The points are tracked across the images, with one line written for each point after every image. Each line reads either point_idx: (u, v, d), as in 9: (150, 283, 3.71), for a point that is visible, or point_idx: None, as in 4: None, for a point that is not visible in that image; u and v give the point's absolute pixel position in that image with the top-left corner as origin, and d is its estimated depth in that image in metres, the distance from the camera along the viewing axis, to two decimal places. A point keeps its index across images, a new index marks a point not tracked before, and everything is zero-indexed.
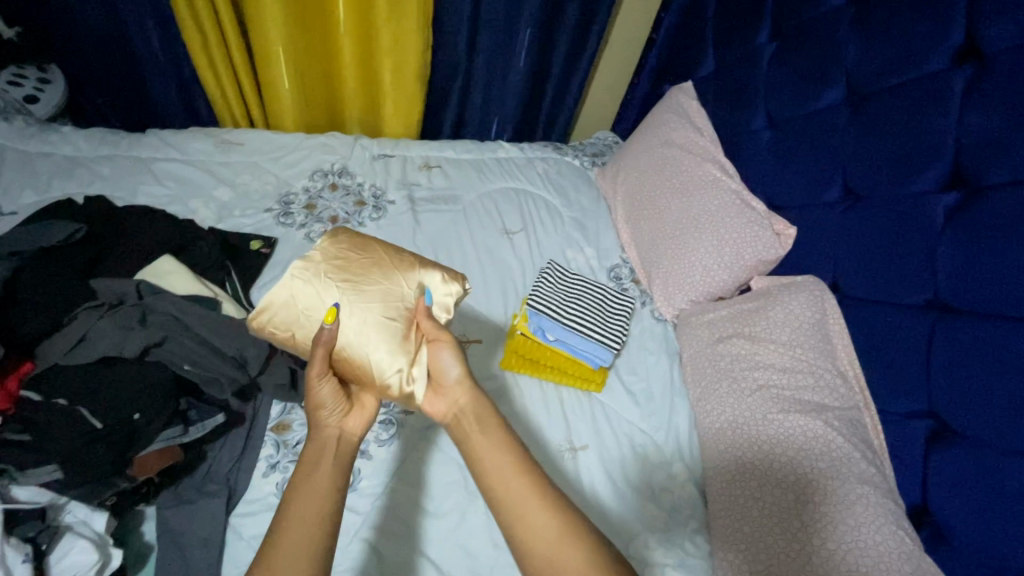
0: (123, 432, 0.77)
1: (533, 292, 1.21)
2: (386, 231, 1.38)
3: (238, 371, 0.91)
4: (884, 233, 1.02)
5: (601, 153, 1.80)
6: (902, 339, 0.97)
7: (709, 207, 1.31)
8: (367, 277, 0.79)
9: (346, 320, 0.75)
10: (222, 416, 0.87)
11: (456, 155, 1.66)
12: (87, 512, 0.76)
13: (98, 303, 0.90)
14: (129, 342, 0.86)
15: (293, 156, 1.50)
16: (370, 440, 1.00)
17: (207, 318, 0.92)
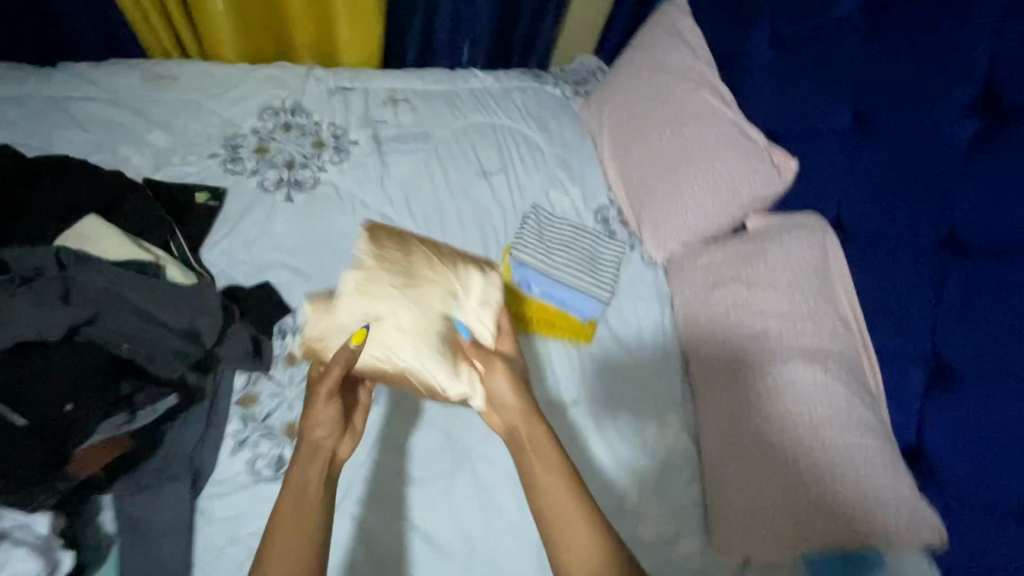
0: (57, 427, 0.72)
1: (518, 240, 1.12)
2: (350, 176, 1.24)
3: (187, 346, 0.85)
4: (899, 164, 0.93)
5: (584, 81, 1.64)
6: (907, 280, 0.92)
7: (704, 140, 1.20)
8: (420, 280, 0.81)
9: (402, 335, 0.77)
10: (173, 398, 0.81)
11: (425, 87, 1.48)
12: (26, 515, 0.70)
13: (11, 278, 0.81)
14: (50, 324, 0.78)
15: (238, 92, 1.31)
16: None
17: (145, 291, 0.85)
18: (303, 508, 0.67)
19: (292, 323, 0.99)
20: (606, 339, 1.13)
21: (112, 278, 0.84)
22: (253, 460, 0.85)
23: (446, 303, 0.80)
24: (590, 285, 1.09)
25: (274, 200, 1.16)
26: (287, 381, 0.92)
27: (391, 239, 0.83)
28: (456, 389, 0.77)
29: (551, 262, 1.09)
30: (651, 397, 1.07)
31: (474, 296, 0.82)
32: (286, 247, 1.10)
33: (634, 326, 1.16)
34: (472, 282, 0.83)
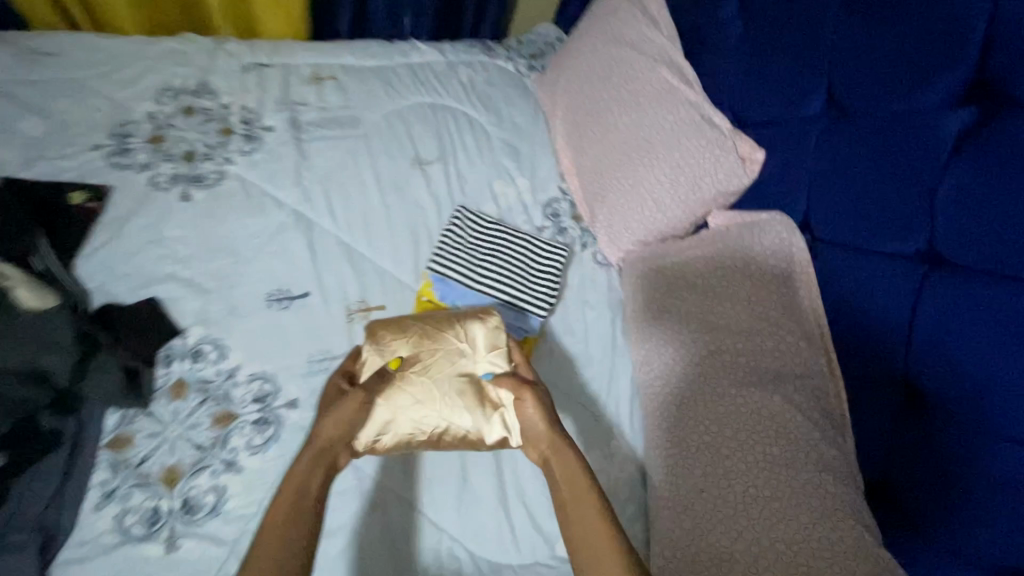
0: None
1: (441, 255, 1.02)
2: (260, 169, 1.08)
3: (33, 390, 0.75)
4: (875, 160, 0.80)
5: (541, 55, 1.47)
6: (884, 295, 0.80)
7: (661, 123, 1.06)
8: (431, 347, 0.88)
9: (430, 398, 0.84)
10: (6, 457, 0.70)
11: (356, 62, 1.31)
12: None
13: None
14: None
15: (131, 70, 1.14)
16: (239, 447, 0.81)
17: None
18: (278, 524, 0.63)
19: (181, 347, 0.87)
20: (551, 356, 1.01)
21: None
22: (120, 514, 0.74)
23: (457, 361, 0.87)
24: (521, 298, 1.00)
25: (167, 199, 1.00)
26: (171, 415, 0.82)
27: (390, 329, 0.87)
28: (493, 431, 0.84)
29: (483, 277, 1.01)
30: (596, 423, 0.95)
31: (479, 346, 0.88)
32: (180, 256, 0.95)
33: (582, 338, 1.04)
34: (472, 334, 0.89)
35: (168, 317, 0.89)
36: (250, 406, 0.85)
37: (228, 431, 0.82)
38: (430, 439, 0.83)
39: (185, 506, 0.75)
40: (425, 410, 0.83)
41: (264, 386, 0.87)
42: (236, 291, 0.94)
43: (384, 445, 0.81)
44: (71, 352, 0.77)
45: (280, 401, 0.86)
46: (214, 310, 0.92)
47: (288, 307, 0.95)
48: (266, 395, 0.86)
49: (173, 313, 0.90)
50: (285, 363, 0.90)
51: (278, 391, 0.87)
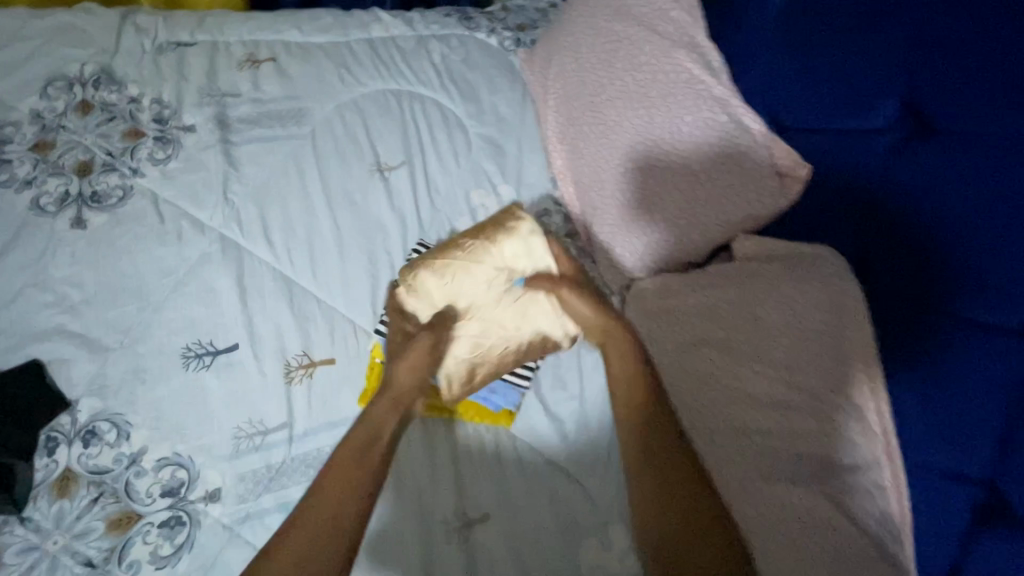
0: None
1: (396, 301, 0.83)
2: (177, 182, 0.87)
3: None
4: (975, 199, 0.61)
5: (530, 25, 1.22)
6: (970, 377, 0.62)
7: (675, 126, 0.85)
8: (463, 267, 0.80)
9: (482, 317, 0.81)
10: None
11: (301, 38, 1.06)
12: None
13: None
14: None
15: (10, 54, 0.91)
16: (141, 558, 0.65)
17: None
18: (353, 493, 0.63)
19: (69, 427, 0.70)
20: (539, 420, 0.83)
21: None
22: None
23: (496, 275, 0.81)
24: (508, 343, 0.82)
25: (56, 226, 0.80)
26: (53, 520, 0.65)
27: (425, 261, 0.80)
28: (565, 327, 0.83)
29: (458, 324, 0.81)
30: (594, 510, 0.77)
31: (517, 253, 0.81)
32: (71, 303, 0.76)
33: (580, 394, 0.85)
34: (501, 249, 0.81)
35: (53, 385, 0.71)
36: (158, 502, 0.68)
37: (127, 539, 0.66)
38: (507, 355, 0.82)
39: None
40: (497, 321, 0.81)
41: (176, 473, 0.70)
42: (143, 346, 0.76)
43: (468, 372, 0.80)
44: None
45: (196, 494, 0.70)
46: (112, 373, 0.73)
47: (209, 365, 0.76)
48: (177, 486, 0.69)
49: (60, 380, 0.72)
50: (203, 442, 0.72)
51: (195, 479, 0.70)
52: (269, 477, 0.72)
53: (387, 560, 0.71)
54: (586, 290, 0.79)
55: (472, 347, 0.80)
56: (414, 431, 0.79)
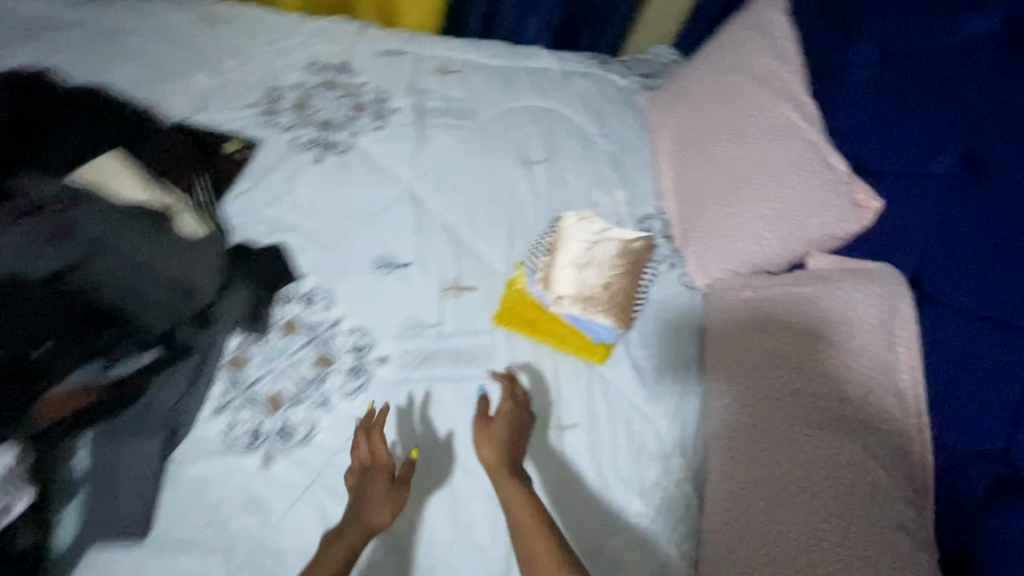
0: (30, 368, 0.73)
1: (538, 246, 1.04)
2: (385, 145, 1.18)
3: (183, 302, 0.84)
4: (1012, 230, 0.78)
5: (654, 74, 1.50)
6: (1001, 366, 0.76)
7: (772, 161, 1.07)
8: (554, 259, 1.00)
9: (587, 282, 0.98)
10: (147, 357, 0.81)
11: (481, 59, 1.39)
12: None
13: (15, 211, 0.83)
14: (43, 262, 0.80)
15: (285, 42, 1.26)
16: (334, 389, 0.89)
17: (152, 237, 0.85)
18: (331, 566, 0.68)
19: (295, 291, 0.97)
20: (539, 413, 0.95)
21: (105, 218, 0.84)
22: (229, 425, 0.83)
23: (586, 265, 0.99)
24: (622, 303, 0.97)
25: (303, 160, 1.11)
26: (280, 348, 0.91)
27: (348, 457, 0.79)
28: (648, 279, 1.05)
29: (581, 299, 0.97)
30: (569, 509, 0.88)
31: (583, 241, 1.01)
32: (306, 212, 1.06)
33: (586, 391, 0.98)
34: (565, 234, 1.03)
35: (291, 262, 0.99)
36: (348, 353, 0.93)
37: (327, 371, 0.90)
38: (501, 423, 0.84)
39: (282, 430, 0.84)
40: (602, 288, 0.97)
41: (363, 337, 0.95)
42: (348, 251, 1.04)
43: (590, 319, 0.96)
44: (213, 266, 0.87)
45: (374, 354, 0.94)
46: (329, 264, 1.01)
47: (392, 273, 1.03)
48: (363, 346, 0.94)
49: (295, 260, 1.00)
50: (383, 323, 0.97)
51: (374, 345, 0.95)
52: (424, 356, 0.96)
53: (398, 542, 0.81)
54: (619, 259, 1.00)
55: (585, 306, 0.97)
56: (549, 378, 0.98)
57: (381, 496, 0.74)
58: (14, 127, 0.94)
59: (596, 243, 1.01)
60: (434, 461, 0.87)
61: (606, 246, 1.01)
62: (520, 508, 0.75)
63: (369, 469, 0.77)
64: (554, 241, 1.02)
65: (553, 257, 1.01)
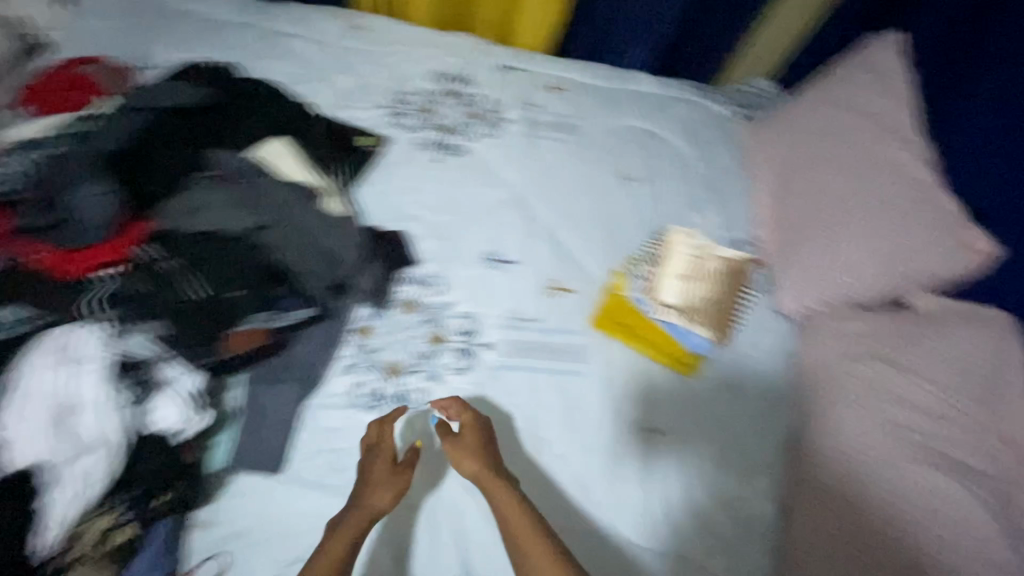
0: (221, 308, 0.84)
1: (641, 257, 1.17)
2: (498, 152, 1.27)
3: (332, 271, 0.94)
4: None
5: (754, 106, 1.54)
6: None
7: (879, 197, 1.07)
8: (659, 269, 1.14)
9: (686, 292, 1.12)
10: (309, 312, 0.91)
11: (589, 80, 1.47)
12: (183, 370, 0.80)
13: (212, 175, 0.96)
14: (235, 220, 0.90)
15: (415, 52, 1.38)
16: (445, 366, 0.98)
17: (317, 213, 0.96)
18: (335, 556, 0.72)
19: (414, 274, 1.07)
20: (534, 449, 0.94)
21: (287, 189, 0.96)
22: (355, 384, 0.93)
23: (688, 277, 1.14)
24: (717, 315, 1.10)
25: (426, 159, 1.22)
26: (399, 324, 1.00)
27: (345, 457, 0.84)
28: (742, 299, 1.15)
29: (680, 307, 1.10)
30: (604, 544, 0.89)
31: (688, 253, 1.17)
32: (426, 206, 1.16)
33: (591, 434, 0.97)
34: (672, 246, 1.17)
35: (411, 249, 1.09)
36: (457, 335, 1.02)
37: (440, 349, 0.99)
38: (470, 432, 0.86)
39: (400, 396, 0.93)
40: (702, 298, 1.12)
41: (470, 323, 1.04)
42: (462, 244, 1.13)
43: (688, 324, 1.08)
44: (354, 244, 0.96)
45: (481, 340, 1.02)
46: (445, 254, 1.11)
47: (500, 268, 1.11)
48: (471, 331, 1.03)
49: (416, 247, 1.10)
50: (490, 314, 1.05)
51: (480, 331, 1.03)
52: (526, 348, 1.03)
53: (463, 534, 0.84)
54: (719, 273, 1.15)
55: (686, 311, 1.09)
56: (640, 384, 1.02)
57: (380, 479, 0.80)
58: (206, 102, 1.08)
59: (699, 258, 1.17)
60: (536, 443, 0.95)
61: (710, 261, 1.17)
62: (508, 508, 0.78)
63: (377, 448, 0.84)
64: (661, 252, 1.17)
65: (659, 264, 1.16)
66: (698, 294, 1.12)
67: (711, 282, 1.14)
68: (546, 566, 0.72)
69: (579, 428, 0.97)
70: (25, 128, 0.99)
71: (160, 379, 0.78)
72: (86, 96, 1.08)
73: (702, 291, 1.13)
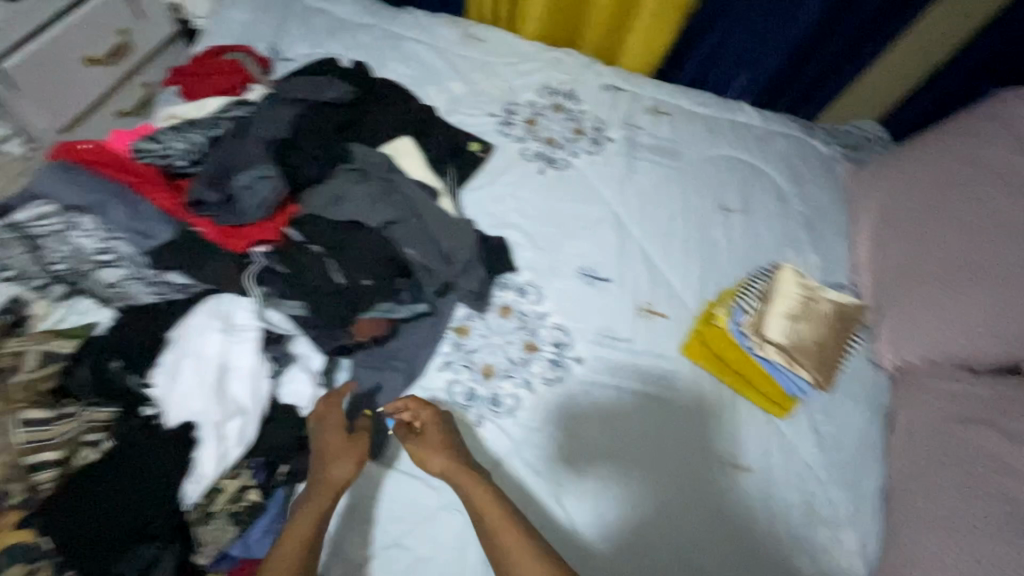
0: (353, 295, 0.90)
1: (749, 289, 1.12)
2: (598, 170, 1.29)
3: (448, 270, 0.98)
4: None
5: (858, 147, 1.50)
6: None
7: (997, 259, 1.03)
8: (766, 306, 1.09)
9: (793, 334, 1.07)
10: (426, 309, 0.95)
11: (691, 106, 1.47)
12: (310, 349, 0.89)
13: (352, 167, 1.03)
14: (374, 214, 0.96)
15: (524, 65, 1.42)
16: (536, 375, 0.99)
17: (439, 215, 1.01)
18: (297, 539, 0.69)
19: (512, 281, 1.09)
20: (536, 487, 0.90)
21: (412, 191, 1.02)
22: (452, 381, 0.96)
23: (796, 318, 1.09)
24: (825, 363, 1.06)
25: (529, 169, 1.25)
26: (494, 328, 1.02)
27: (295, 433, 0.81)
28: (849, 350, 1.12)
29: (787, 350, 1.05)
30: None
31: (800, 293, 1.11)
32: (527, 215, 1.19)
33: (596, 482, 0.92)
34: (780, 283, 1.13)
35: (510, 256, 1.12)
36: (550, 345, 1.03)
37: (532, 357, 1.01)
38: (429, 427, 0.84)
39: (493, 399, 0.96)
40: (811, 342, 1.07)
41: (561, 335, 1.05)
42: (558, 257, 1.14)
43: (794, 368, 1.04)
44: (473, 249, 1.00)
45: (572, 353, 1.03)
46: (542, 265, 1.13)
47: (594, 285, 1.12)
48: (562, 343, 1.04)
49: (515, 255, 1.13)
50: (583, 329, 1.06)
51: (571, 345, 1.04)
52: (616, 367, 1.03)
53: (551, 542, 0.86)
54: (830, 318, 1.10)
55: (793, 354, 1.05)
56: (727, 418, 1.01)
57: (336, 455, 0.77)
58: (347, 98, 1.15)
59: (812, 298, 1.12)
60: (623, 464, 0.94)
61: (823, 304, 1.12)
62: (480, 499, 0.76)
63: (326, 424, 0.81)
64: (768, 288, 1.12)
65: (768, 300, 1.11)
66: (808, 336, 1.07)
67: (823, 327, 1.09)
68: (522, 555, 0.70)
69: (664, 454, 0.96)
70: (188, 108, 1.08)
71: (294, 355, 0.88)
72: (236, 80, 1.17)
73: (813, 336, 1.08)
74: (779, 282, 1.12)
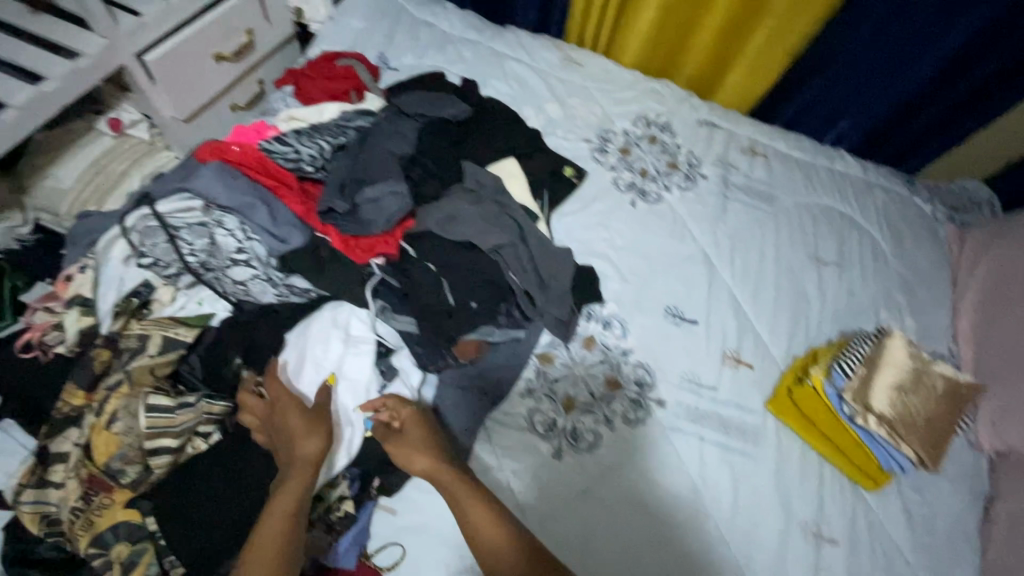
0: (460, 313, 0.95)
1: (851, 349, 1.05)
2: (689, 206, 1.26)
3: (541, 297, 1.00)
4: None
5: (964, 210, 1.43)
6: None
7: None
8: (870, 371, 1.03)
9: (896, 404, 1.00)
10: (522, 334, 0.98)
11: (787, 150, 1.43)
12: (413, 366, 0.91)
13: (465, 186, 1.10)
14: (487, 236, 1.02)
15: (622, 93, 1.41)
16: (619, 413, 0.97)
17: (541, 242, 1.06)
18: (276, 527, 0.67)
19: (598, 313, 1.07)
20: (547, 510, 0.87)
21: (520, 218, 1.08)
22: (532, 410, 0.94)
23: (903, 387, 1.02)
24: (931, 440, 0.99)
25: (620, 200, 1.23)
26: (578, 360, 1.01)
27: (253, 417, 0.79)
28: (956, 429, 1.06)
29: (890, 421, 0.99)
30: None
31: (907, 361, 1.04)
32: (615, 246, 1.17)
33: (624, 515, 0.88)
34: (886, 347, 1.06)
35: (597, 287, 1.10)
36: (632, 384, 1.01)
37: (614, 394, 0.98)
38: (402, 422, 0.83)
39: (573, 434, 0.93)
40: (917, 416, 1.00)
41: (644, 375, 1.02)
42: (644, 292, 1.12)
43: (895, 441, 0.98)
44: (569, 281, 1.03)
45: (654, 395, 1.00)
46: (627, 298, 1.11)
47: (680, 326, 1.09)
48: (644, 383, 1.01)
49: (602, 286, 1.11)
50: (665, 370, 1.03)
51: (653, 385, 1.01)
52: (698, 414, 1.00)
53: None
54: (938, 392, 1.03)
55: (897, 426, 0.98)
56: (812, 483, 0.97)
57: (300, 433, 0.76)
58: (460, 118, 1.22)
59: (920, 368, 1.05)
60: (701, 516, 0.91)
61: (933, 376, 1.05)
62: (460, 491, 0.75)
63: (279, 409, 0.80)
64: (872, 351, 1.06)
65: (874, 364, 1.04)
66: (915, 409, 1.01)
67: (932, 401, 1.02)
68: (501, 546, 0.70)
69: (743, 513, 0.92)
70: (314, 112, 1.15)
71: (399, 369, 0.90)
72: (348, 86, 1.21)
73: (921, 410, 1.01)
74: (886, 347, 1.05)
